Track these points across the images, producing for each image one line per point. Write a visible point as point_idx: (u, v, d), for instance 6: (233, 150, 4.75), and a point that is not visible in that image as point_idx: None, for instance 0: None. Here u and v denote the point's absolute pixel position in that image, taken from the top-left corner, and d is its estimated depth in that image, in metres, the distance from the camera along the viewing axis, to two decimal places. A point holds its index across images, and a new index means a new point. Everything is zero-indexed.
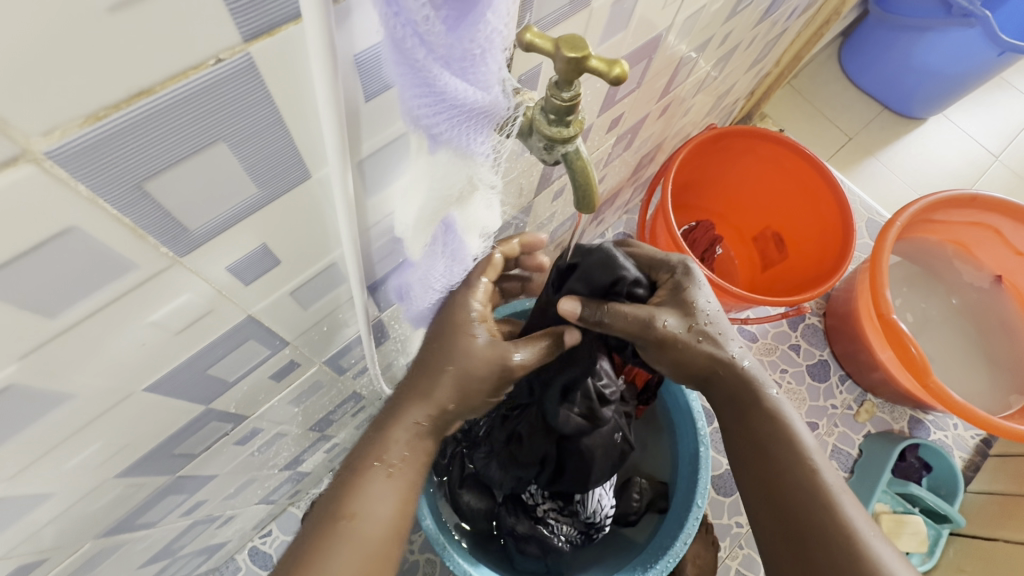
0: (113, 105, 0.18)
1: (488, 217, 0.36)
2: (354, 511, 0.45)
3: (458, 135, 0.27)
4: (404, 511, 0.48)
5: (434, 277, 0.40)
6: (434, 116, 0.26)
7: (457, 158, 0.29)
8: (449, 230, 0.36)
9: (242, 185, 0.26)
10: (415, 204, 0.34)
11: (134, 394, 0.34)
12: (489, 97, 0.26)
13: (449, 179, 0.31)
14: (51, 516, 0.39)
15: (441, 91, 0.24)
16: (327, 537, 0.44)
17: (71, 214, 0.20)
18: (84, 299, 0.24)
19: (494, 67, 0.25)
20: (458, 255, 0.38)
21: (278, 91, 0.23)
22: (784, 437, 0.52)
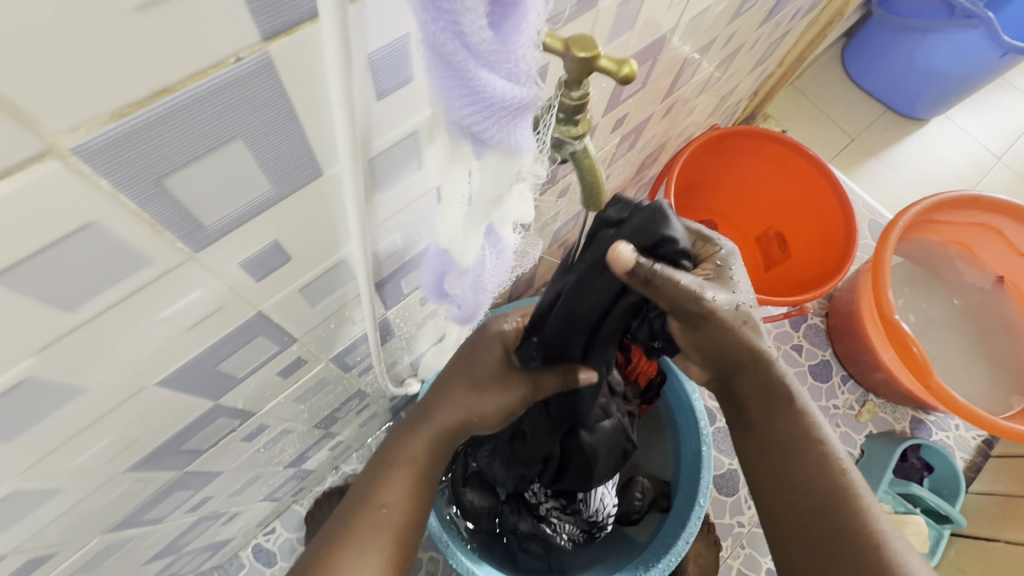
0: (135, 103, 0.19)
1: (523, 209, 0.35)
2: (384, 500, 0.50)
3: (509, 137, 0.27)
4: (425, 498, 0.52)
5: (485, 278, 0.41)
6: (484, 121, 0.26)
7: (506, 160, 0.28)
8: (492, 234, 0.38)
9: (257, 182, 0.26)
10: (459, 209, 0.33)
11: (145, 389, 0.34)
12: (530, 95, 0.26)
13: (498, 179, 0.29)
14: (62, 510, 0.40)
15: (489, 96, 0.25)
16: (358, 520, 0.48)
17: (92, 209, 0.21)
18: (101, 293, 0.25)
19: (531, 64, 0.25)
20: (500, 248, 0.39)
21: (293, 89, 0.23)
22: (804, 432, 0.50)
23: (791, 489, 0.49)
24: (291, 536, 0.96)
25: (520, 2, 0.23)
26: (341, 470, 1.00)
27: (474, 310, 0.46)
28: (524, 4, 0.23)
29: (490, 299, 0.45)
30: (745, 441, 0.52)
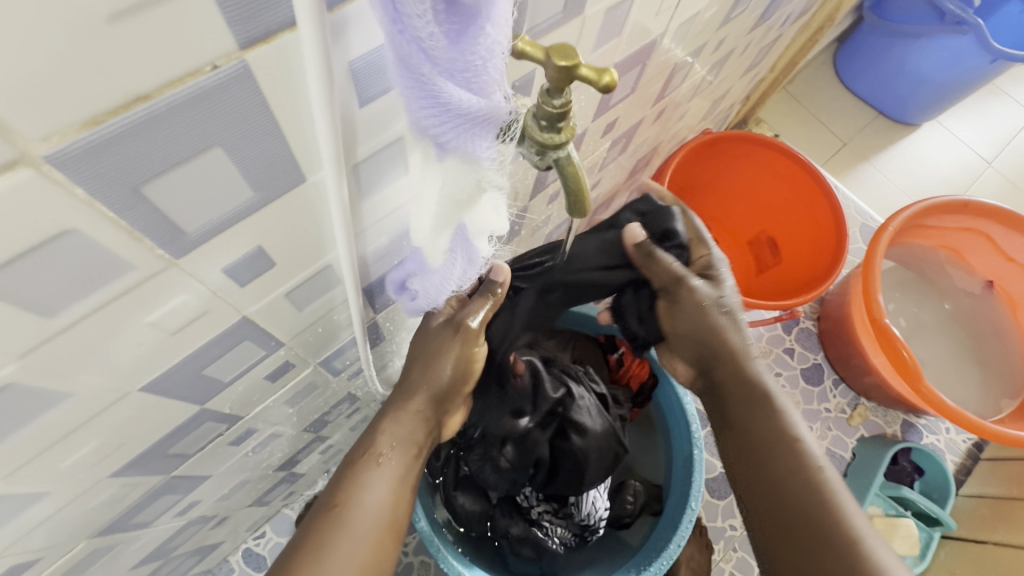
0: (109, 111, 0.19)
1: (496, 221, 0.35)
2: (338, 498, 0.45)
3: (466, 143, 0.27)
4: (400, 495, 0.47)
5: (450, 279, 0.41)
6: (441, 126, 0.26)
7: (465, 165, 0.29)
8: (461, 237, 0.36)
9: (238, 188, 0.26)
10: (429, 210, 0.33)
11: (129, 395, 0.34)
12: (493, 105, 0.26)
13: (461, 184, 0.30)
14: (46, 515, 0.39)
15: (446, 102, 0.25)
16: (319, 525, 0.43)
17: (69, 217, 0.21)
18: (82, 299, 0.25)
19: (496, 76, 0.25)
20: (471, 258, 0.39)
21: (273, 96, 0.23)
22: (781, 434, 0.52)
23: (772, 491, 0.50)
24: (282, 540, 0.95)
25: (483, 11, 0.22)
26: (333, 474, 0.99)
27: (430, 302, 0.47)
28: (487, 14, 0.22)
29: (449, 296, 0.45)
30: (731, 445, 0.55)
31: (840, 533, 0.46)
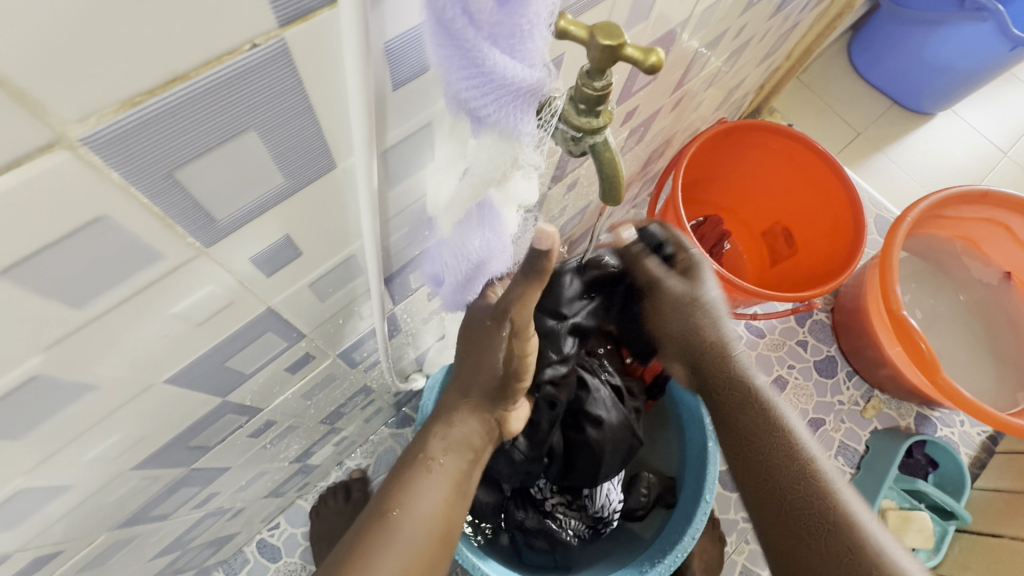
0: (147, 91, 0.18)
1: (527, 192, 0.33)
2: (391, 505, 0.50)
3: (507, 118, 0.26)
4: (452, 503, 0.53)
5: (473, 259, 0.38)
6: (482, 98, 0.25)
7: (503, 141, 0.28)
8: (487, 209, 0.35)
9: (270, 175, 0.25)
10: (453, 182, 0.33)
11: (153, 386, 0.34)
12: (536, 77, 0.25)
13: (492, 162, 0.29)
14: (70, 507, 0.39)
15: (489, 70, 0.24)
16: (377, 528, 0.47)
17: (102, 202, 0.20)
18: (111, 289, 0.24)
19: (540, 44, 0.24)
20: (494, 232, 0.36)
21: (309, 79, 0.22)
22: (784, 440, 0.55)
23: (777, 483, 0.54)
24: (296, 531, 0.96)
25: None
26: (345, 465, 1.00)
27: (467, 289, 0.43)
28: None
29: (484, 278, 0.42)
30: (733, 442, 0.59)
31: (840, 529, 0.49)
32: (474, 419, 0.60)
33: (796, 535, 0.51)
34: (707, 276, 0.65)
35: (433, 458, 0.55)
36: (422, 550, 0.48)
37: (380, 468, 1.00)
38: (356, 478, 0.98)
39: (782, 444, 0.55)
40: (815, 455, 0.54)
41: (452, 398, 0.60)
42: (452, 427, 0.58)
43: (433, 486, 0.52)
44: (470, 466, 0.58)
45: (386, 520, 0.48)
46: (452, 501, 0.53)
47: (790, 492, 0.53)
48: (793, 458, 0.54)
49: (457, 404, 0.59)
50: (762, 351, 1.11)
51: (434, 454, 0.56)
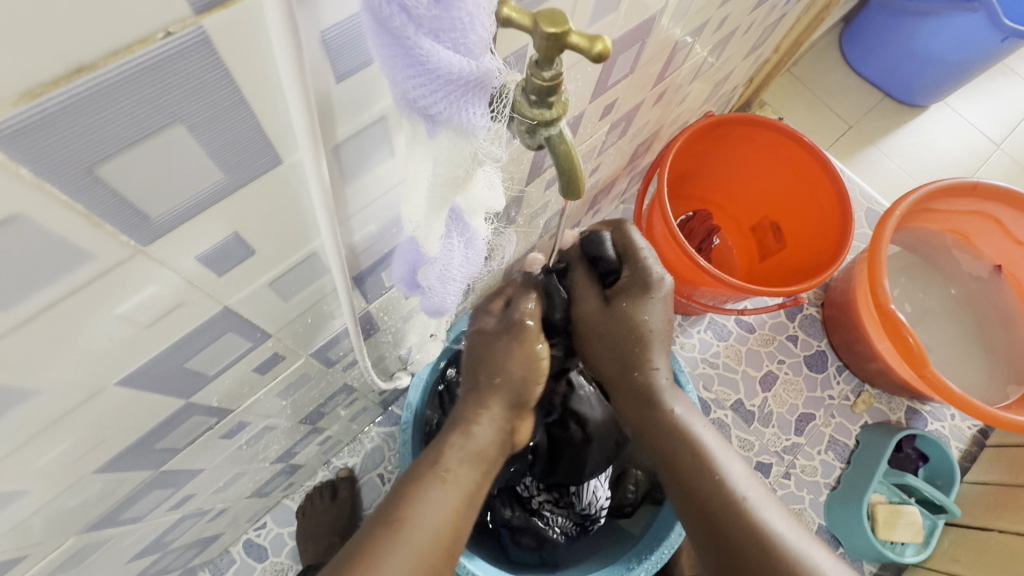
0: (50, 82, 0.17)
1: (492, 196, 0.35)
2: (399, 513, 0.49)
3: (459, 114, 0.26)
4: (463, 522, 0.51)
5: (454, 267, 0.39)
6: (431, 96, 0.25)
7: (459, 138, 0.27)
8: (457, 218, 0.37)
9: (208, 170, 0.24)
10: (422, 194, 0.31)
11: (106, 389, 0.33)
12: (483, 68, 0.25)
13: (452, 162, 0.29)
14: (31, 511, 0.38)
15: (434, 67, 0.23)
16: (381, 535, 0.47)
17: (15, 201, 0.19)
18: (41, 289, 0.23)
19: (485, 36, 0.24)
20: (470, 238, 0.38)
21: (237, 69, 0.21)
22: (692, 447, 0.56)
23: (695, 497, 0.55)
24: (283, 530, 0.95)
25: None
26: (332, 465, 0.99)
27: (445, 300, 0.44)
28: None
29: (461, 292, 0.43)
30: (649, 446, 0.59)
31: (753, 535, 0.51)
32: (493, 426, 0.57)
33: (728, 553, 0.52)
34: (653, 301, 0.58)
35: (447, 468, 0.53)
36: (425, 561, 0.47)
37: (367, 467, 1.00)
38: (343, 477, 0.97)
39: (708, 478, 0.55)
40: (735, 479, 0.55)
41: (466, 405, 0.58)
42: (469, 435, 0.55)
43: (445, 497, 0.51)
44: (483, 479, 0.55)
45: (395, 527, 0.48)
46: (462, 514, 0.51)
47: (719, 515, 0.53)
48: (700, 464, 0.56)
49: (475, 411, 0.57)
50: (751, 346, 1.11)
51: (447, 464, 0.53)
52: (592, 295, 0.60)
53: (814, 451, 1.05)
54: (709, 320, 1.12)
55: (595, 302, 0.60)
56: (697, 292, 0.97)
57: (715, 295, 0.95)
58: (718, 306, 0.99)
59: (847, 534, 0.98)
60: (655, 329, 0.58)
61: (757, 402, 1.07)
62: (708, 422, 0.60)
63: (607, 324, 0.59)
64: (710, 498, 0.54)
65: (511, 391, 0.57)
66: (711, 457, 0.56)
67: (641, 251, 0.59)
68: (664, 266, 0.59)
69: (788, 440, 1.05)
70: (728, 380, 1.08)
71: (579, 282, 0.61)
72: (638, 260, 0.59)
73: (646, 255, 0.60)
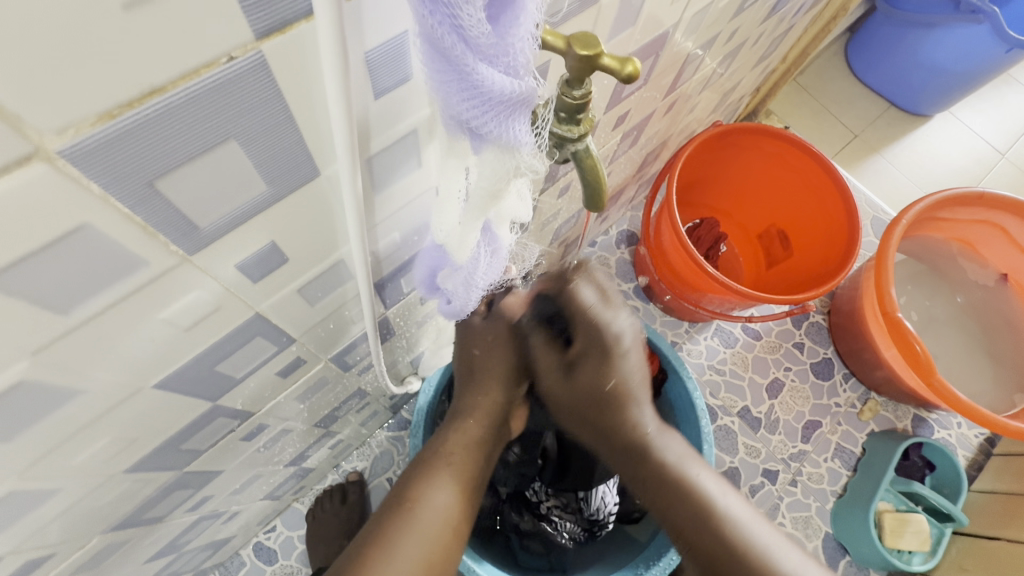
0: (124, 104, 0.18)
1: (521, 207, 0.36)
2: (412, 495, 0.52)
3: (506, 132, 0.26)
4: (469, 506, 0.54)
5: (478, 275, 0.41)
6: (482, 116, 0.25)
7: (504, 154, 0.27)
8: (488, 231, 0.38)
9: (253, 183, 0.26)
10: (456, 205, 0.34)
11: (142, 391, 0.34)
12: (529, 89, 0.25)
13: (496, 174, 0.29)
14: (60, 510, 0.39)
15: (487, 90, 0.24)
16: (396, 519, 0.50)
17: (82, 212, 0.20)
18: (95, 296, 0.24)
19: (529, 57, 0.24)
20: (495, 248, 0.39)
21: (288, 89, 0.22)
22: (692, 501, 0.57)
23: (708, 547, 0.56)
24: (293, 533, 0.96)
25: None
26: (342, 468, 1.00)
27: (465, 305, 0.46)
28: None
29: (482, 297, 0.45)
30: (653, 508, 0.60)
31: (751, 564, 0.54)
32: (485, 420, 0.58)
33: None
34: (625, 355, 0.56)
35: (452, 453, 0.55)
36: (438, 543, 0.51)
37: (377, 471, 1.00)
38: (352, 481, 0.98)
39: (712, 535, 0.56)
40: (738, 518, 0.57)
41: (462, 397, 0.59)
42: (467, 424, 0.57)
43: (451, 481, 0.53)
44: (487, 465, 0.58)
45: (407, 510, 0.50)
46: (468, 497, 0.54)
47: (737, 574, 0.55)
48: (705, 517, 0.57)
49: (472, 400, 0.58)
50: (758, 353, 1.11)
51: (452, 449, 0.55)
52: (553, 358, 0.58)
53: (821, 459, 1.05)
54: (716, 327, 1.13)
55: (557, 373, 0.58)
56: (704, 299, 0.98)
57: (722, 302, 0.95)
58: (726, 314, 0.99)
59: (852, 541, 0.98)
60: (633, 380, 0.57)
61: (764, 409, 1.07)
62: (706, 465, 0.60)
63: (570, 396, 0.59)
64: (710, 541, 0.56)
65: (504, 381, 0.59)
66: (711, 507, 0.57)
67: (597, 308, 0.55)
68: (622, 315, 0.56)
69: (794, 448, 1.05)
70: (735, 388, 1.09)
71: (539, 347, 0.59)
72: (592, 316, 0.55)
73: (598, 308, 0.55)
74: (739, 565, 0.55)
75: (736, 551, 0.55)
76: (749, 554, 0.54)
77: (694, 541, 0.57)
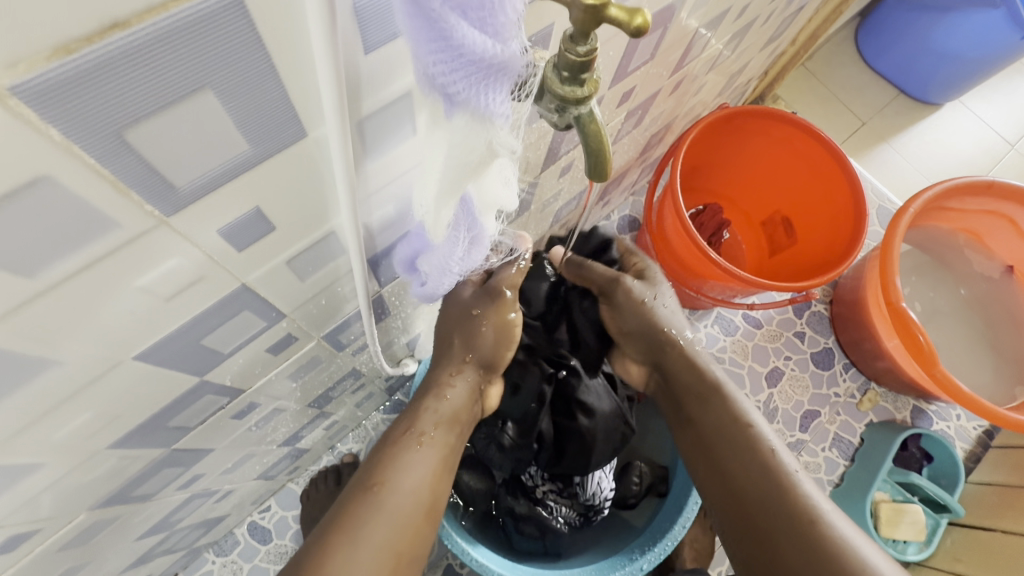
0: (82, 39, 0.17)
1: (506, 194, 0.34)
2: (378, 478, 0.50)
3: (479, 97, 0.25)
4: (439, 487, 0.53)
5: (452, 260, 0.41)
6: (451, 74, 0.24)
7: (476, 123, 0.27)
8: (468, 210, 0.36)
9: (234, 141, 0.24)
10: (435, 178, 0.31)
11: (123, 362, 0.33)
12: (509, 53, 0.24)
13: (467, 145, 0.28)
14: (43, 485, 0.38)
15: (458, 45, 0.23)
16: (364, 501, 0.48)
17: (42, 161, 0.19)
18: (64, 258, 0.23)
19: (512, 17, 0.23)
20: (476, 234, 0.39)
21: (269, 35, 0.21)
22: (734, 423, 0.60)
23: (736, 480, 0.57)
24: (287, 513, 0.95)
25: None
26: (337, 449, 1.00)
27: (439, 287, 0.47)
28: None
29: (456, 279, 0.47)
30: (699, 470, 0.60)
31: (798, 510, 0.52)
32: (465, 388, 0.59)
33: (759, 544, 0.53)
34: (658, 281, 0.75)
35: (424, 432, 0.55)
36: (408, 524, 0.49)
37: None
38: (347, 462, 0.97)
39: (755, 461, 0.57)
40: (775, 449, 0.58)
41: (440, 368, 0.59)
42: (443, 400, 0.57)
43: (422, 461, 0.52)
44: (458, 441, 0.58)
45: (374, 494, 0.49)
46: (440, 476, 0.53)
47: (759, 505, 0.54)
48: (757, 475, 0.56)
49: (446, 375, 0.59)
50: (758, 341, 1.10)
51: (423, 429, 0.55)
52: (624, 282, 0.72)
53: (819, 448, 1.05)
54: (716, 314, 1.11)
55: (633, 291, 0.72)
56: (706, 285, 0.97)
57: (724, 288, 0.94)
58: (727, 301, 0.98)
59: None
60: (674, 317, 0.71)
61: (763, 397, 1.07)
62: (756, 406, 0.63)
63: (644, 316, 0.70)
64: (744, 472, 0.57)
65: (482, 357, 0.59)
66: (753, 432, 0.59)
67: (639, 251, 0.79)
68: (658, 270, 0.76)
69: (792, 437, 1.05)
70: (734, 376, 1.08)
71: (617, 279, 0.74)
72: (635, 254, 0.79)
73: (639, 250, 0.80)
74: (767, 498, 0.54)
75: (767, 476, 0.55)
76: (785, 482, 0.54)
77: (725, 470, 0.59)
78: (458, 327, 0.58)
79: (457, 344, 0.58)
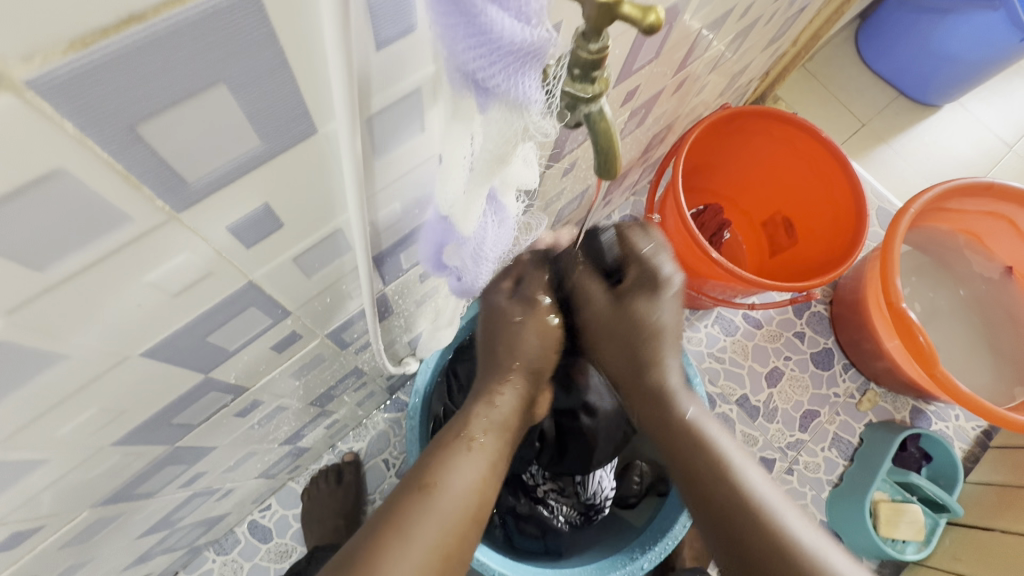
0: (100, 31, 0.17)
1: (527, 173, 0.34)
2: (427, 481, 0.50)
3: (516, 87, 0.25)
4: (488, 491, 0.53)
5: (486, 247, 0.39)
6: (489, 68, 0.24)
7: (512, 114, 0.26)
8: (493, 198, 0.36)
9: (246, 136, 0.24)
10: (462, 171, 0.32)
11: (130, 358, 0.32)
12: (544, 39, 0.23)
13: (503, 137, 0.27)
14: (48, 481, 0.38)
15: (495, 37, 0.23)
16: (413, 501, 0.48)
17: (56, 153, 0.19)
18: (75, 252, 0.23)
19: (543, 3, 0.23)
20: (502, 216, 0.38)
21: (284, 30, 0.21)
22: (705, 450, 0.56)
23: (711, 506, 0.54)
24: (288, 512, 0.95)
25: None
26: (338, 449, 0.99)
27: (476, 279, 0.45)
28: None
29: (492, 269, 0.44)
30: (684, 490, 0.57)
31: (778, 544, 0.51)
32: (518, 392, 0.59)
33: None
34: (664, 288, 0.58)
35: (474, 437, 0.54)
36: (456, 527, 0.49)
37: (373, 452, 1.00)
38: (348, 461, 0.97)
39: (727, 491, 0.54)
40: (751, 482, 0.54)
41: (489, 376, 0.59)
42: (494, 406, 0.57)
43: (470, 465, 0.52)
44: (510, 445, 0.58)
45: (424, 495, 0.49)
46: (489, 481, 0.53)
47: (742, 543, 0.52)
48: (751, 512, 0.52)
49: (497, 384, 0.58)
50: (759, 342, 1.10)
51: (475, 430, 0.55)
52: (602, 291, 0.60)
53: (818, 448, 1.05)
54: (717, 314, 1.11)
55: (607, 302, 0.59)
56: (706, 285, 0.97)
57: (725, 288, 0.94)
58: (728, 300, 0.98)
59: (848, 530, 0.98)
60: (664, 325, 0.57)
61: (763, 397, 1.07)
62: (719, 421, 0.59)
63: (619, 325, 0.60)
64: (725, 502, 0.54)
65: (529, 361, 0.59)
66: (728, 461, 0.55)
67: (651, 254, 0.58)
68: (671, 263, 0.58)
69: (792, 436, 1.05)
70: (734, 376, 1.08)
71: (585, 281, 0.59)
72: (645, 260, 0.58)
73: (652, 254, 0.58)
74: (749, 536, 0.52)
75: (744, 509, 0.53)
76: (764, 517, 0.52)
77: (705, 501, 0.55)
78: (500, 331, 0.59)
79: (501, 351, 0.59)
